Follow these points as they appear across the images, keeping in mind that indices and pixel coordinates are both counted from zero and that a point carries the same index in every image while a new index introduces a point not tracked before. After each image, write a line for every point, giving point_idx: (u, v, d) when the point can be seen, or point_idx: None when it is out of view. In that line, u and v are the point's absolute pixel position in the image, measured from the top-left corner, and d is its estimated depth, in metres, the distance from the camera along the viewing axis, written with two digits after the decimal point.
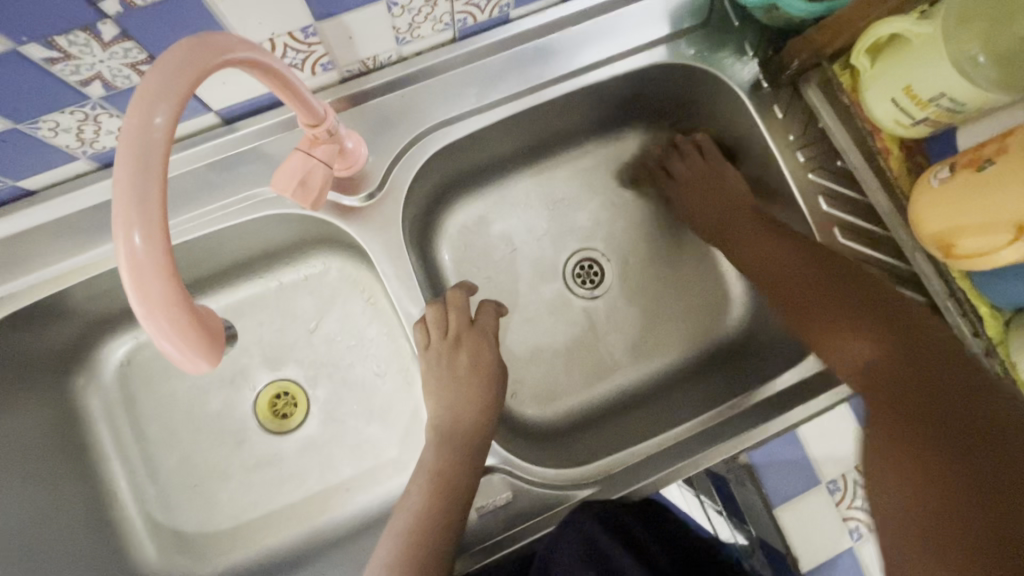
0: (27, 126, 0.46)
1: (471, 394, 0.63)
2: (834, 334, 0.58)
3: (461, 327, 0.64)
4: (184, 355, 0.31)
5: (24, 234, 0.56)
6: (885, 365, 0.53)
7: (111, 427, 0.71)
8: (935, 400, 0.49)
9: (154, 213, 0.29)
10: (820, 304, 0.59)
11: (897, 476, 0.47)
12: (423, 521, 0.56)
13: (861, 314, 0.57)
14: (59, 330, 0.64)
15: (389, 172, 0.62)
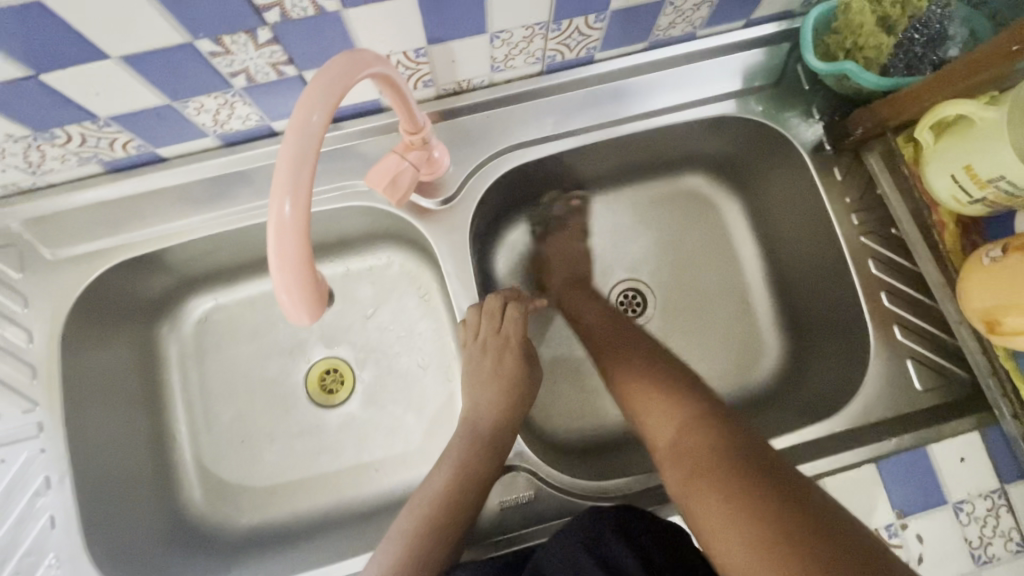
0: (179, 104, 0.54)
1: (499, 397, 0.67)
2: (642, 402, 0.58)
3: (500, 336, 0.68)
4: (297, 304, 0.38)
5: (148, 195, 0.65)
6: (680, 419, 0.54)
7: (181, 375, 0.78)
8: (719, 449, 0.49)
9: (301, 189, 0.36)
10: (646, 391, 0.59)
11: (716, 510, 0.44)
12: (446, 502, 0.60)
13: (667, 381, 0.58)
14: (157, 282, 0.73)
15: (464, 182, 0.68)
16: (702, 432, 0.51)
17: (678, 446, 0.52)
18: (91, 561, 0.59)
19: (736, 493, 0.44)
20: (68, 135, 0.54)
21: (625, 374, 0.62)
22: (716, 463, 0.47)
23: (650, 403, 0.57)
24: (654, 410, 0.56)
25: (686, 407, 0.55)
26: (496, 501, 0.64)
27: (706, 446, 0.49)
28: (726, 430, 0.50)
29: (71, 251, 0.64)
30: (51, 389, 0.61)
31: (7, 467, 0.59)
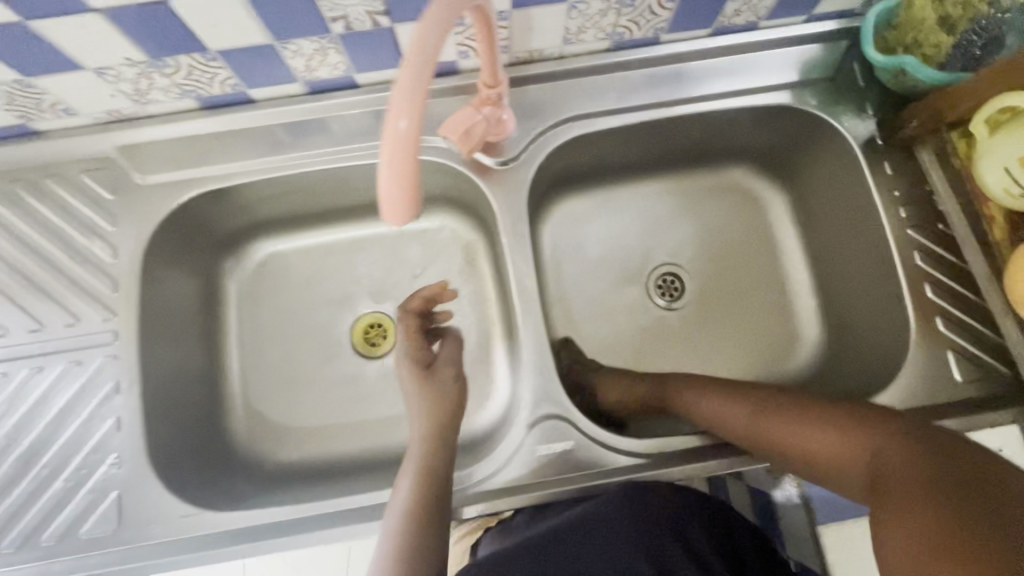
0: (280, 45, 0.59)
1: (424, 403, 0.66)
2: (774, 434, 0.59)
3: (413, 349, 0.70)
4: (395, 211, 0.42)
5: (235, 134, 0.70)
6: (830, 438, 0.56)
7: (238, 313, 0.82)
8: (887, 452, 0.51)
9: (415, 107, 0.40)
10: (755, 418, 0.61)
11: (918, 516, 0.46)
12: (412, 518, 0.58)
13: (780, 407, 0.60)
14: (227, 221, 0.77)
15: (526, 146, 0.72)
16: (863, 444, 0.53)
17: (850, 465, 0.54)
18: (149, 463, 0.62)
19: (927, 493, 0.46)
20: (177, 64, 0.59)
21: (727, 415, 0.63)
22: (894, 470, 0.50)
23: (787, 436, 0.58)
24: (796, 439, 0.58)
25: (818, 422, 0.57)
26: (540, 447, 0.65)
27: (878, 460, 0.51)
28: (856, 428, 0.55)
29: (159, 179, 0.69)
30: (130, 302, 0.65)
31: (82, 370, 0.63)
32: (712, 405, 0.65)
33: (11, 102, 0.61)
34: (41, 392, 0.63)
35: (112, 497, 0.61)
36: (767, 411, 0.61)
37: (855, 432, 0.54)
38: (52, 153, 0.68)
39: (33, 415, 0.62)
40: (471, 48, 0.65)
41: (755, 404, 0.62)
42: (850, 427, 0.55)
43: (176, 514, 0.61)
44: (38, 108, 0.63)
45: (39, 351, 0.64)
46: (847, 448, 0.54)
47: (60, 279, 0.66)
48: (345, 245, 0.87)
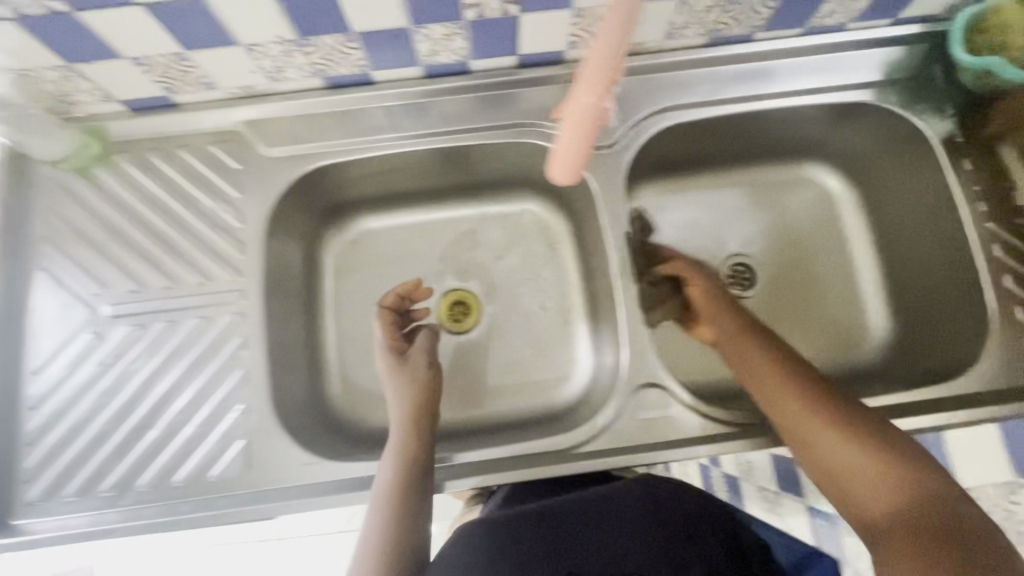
0: (415, 29, 0.64)
1: (398, 389, 0.71)
2: (811, 434, 0.56)
3: (387, 339, 0.76)
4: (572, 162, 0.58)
5: (352, 113, 0.75)
6: (865, 461, 0.54)
7: (334, 284, 0.87)
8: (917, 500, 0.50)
9: (598, 90, 0.49)
10: (803, 410, 0.57)
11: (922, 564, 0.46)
12: (393, 497, 0.61)
13: (834, 413, 0.57)
14: (332, 195, 0.82)
15: (623, 133, 0.76)
16: (893, 484, 0.52)
17: (864, 491, 0.53)
18: (273, 415, 0.67)
19: (938, 549, 0.47)
20: (318, 44, 0.64)
21: (780, 399, 0.59)
22: (914, 519, 0.49)
23: (823, 442, 0.56)
24: (831, 448, 0.55)
25: (863, 445, 0.54)
26: (640, 414, 0.68)
27: (899, 502, 0.51)
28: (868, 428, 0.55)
29: (282, 152, 0.75)
30: (256, 264, 0.71)
31: (211, 326, 0.68)
32: (765, 382, 0.60)
33: (162, 74, 0.66)
34: (174, 344, 0.68)
35: (237, 445, 0.66)
36: (819, 412, 0.57)
37: (869, 435, 0.55)
38: (185, 124, 0.73)
39: (167, 365, 0.67)
40: (581, 38, 0.69)
41: (811, 398, 0.58)
42: (890, 463, 0.53)
43: (299, 462, 0.66)
44: (184, 81, 0.68)
45: (173, 307, 0.69)
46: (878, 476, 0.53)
47: (193, 242, 0.71)
48: (432, 226, 0.92)
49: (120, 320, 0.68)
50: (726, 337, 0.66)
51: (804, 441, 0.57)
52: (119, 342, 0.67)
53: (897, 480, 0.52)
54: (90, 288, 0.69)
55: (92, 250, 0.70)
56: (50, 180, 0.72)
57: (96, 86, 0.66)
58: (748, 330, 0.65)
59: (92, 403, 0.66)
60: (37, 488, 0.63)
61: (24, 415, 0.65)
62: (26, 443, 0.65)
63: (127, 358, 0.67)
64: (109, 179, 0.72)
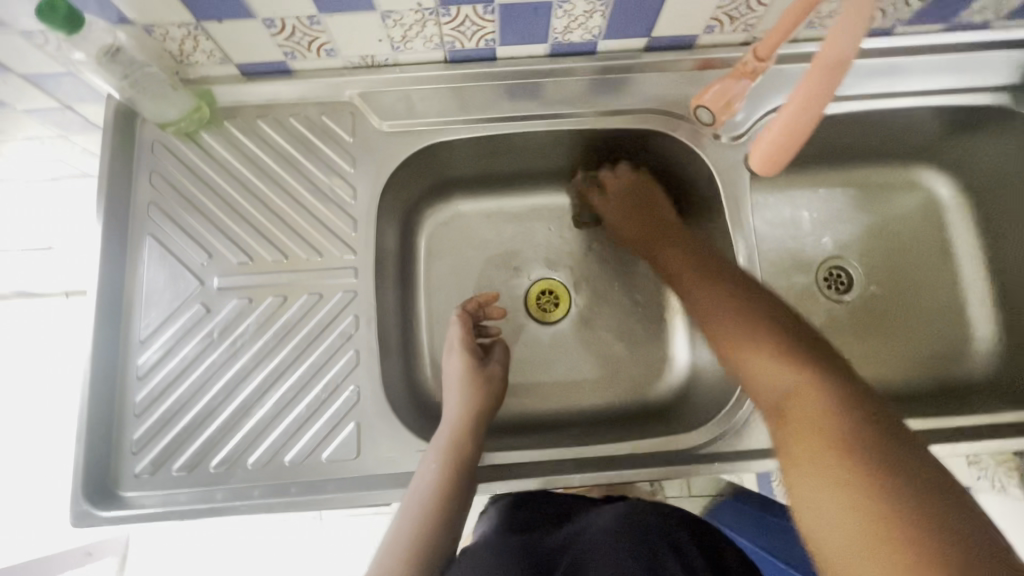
0: (558, 4, 0.61)
1: (465, 394, 0.68)
2: (758, 371, 0.53)
3: (466, 345, 0.72)
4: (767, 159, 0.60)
5: (469, 89, 0.72)
6: (799, 392, 0.49)
7: (426, 266, 0.85)
8: (849, 431, 0.44)
9: (798, 104, 0.53)
10: (761, 347, 0.53)
11: (827, 495, 0.41)
12: (433, 501, 0.58)
13: (788, 351, 0.52)
14: (434, 174, 0.80)
15: (753, 124, 0.72)
16: (825, 416, 0.46)
17: (784, 422, 0.49)
18: (383, 399, 0.65)
19: (849, 479, 0.41)
20: (455, 15, 0.61)
21: (738, 338, 0.56)
22: (832, 445, 0.44)
23: (766, 377, 0.52)
24: (768, 381, 0.51)
25: (803, 378, 0.49)
26: (762, 420, 0.65)
27: (825, 432, 0.45)
28: (852, 412, 0.45)
29: (394, 126, 0.72)
30: (368, 242, 0.69)
31: (323, 302, 0.66)
32: (728, 325, 0.57)
33: (289, 38, 0.63)
34: (285, 320, 0.66)
35: (348, 429, 0.63)
36: (775, 350, 0.52)
37: (817, 373, 0.49)
38: (297, 92, 0.71)
39: (277, 341, 0.65)
40: (721, 22, 0.66)
41: (777, 338, 0.53)
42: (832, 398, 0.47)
43: (410, 449, 0.63)
44: (306, 47, 0.65)
45: (285, 281, 0.67)
46: (806, 404, 0.48)
47: (303, 215, 0.69)
48: (523, 212, 0.89)
49: (229, 292, 0.66)
50: (696, 273, 0.64)
51: (749, 378, 0.53)
52: (229, 315, 0.66)
53: (834, 412, 0.46)
54: (198, 259, 0.67)
55: (202, 219, 0.68)
56: (159, 145, 0.70)
57: (217, 47, 0.63)
58: (729, 278, 0.62)
59: (199, 377, 0.64)
60: (144, 461, 0.62)
61: (132, 385, 0.64)
62: (134, 414, 0.63)
63: (236, 332, 0.65)
64: (217, 145, 0.70)
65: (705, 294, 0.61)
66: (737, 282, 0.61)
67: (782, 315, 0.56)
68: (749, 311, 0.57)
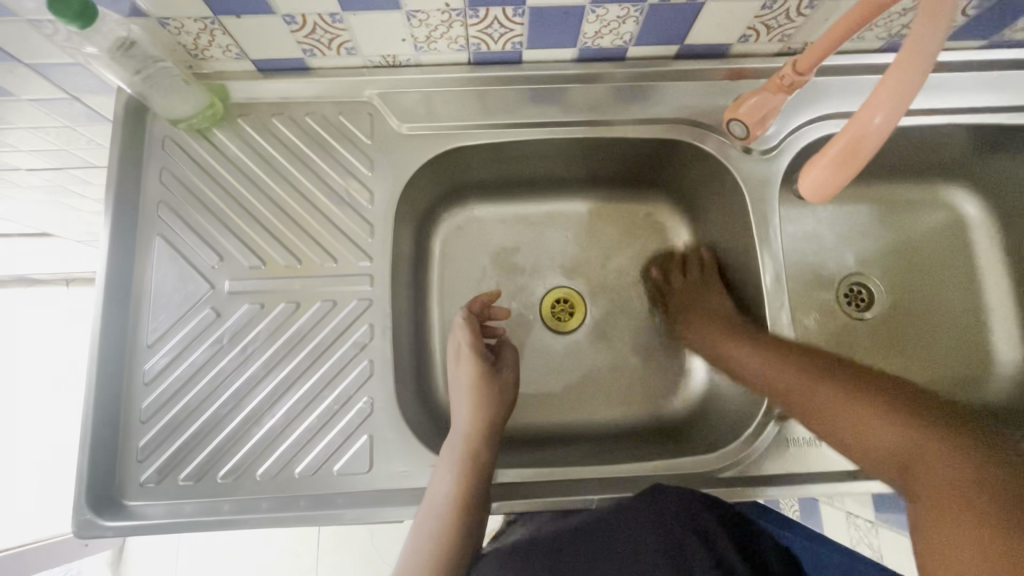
0: (592, 8, 0.58)
1: (477, 403, 0.66)
2: (861, 429, 0.54)
3: (476, 352, 0.69)
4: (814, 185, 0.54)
5: (492, 92, 0.70)
6: (908, 446, 0.50)
7: (439, 271, 0.83)
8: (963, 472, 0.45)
9: (856, 130, 0.49)
10: (845, 404, 0.56)
11: (956, 539, 0.41)
12: (450, 514, 0.57)
13: (875, 403, 0.54)
14: (451, 177, 0.78)
15: (783, 138, 0.70)
16: (943, 464, 0.46)
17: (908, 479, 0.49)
18: (396, 411, 0.63)
19: (976, 521, 0.41)
20: (484, 16, 0.59)
21: (824, 402, 0.58)
22: (958, 493, 0.44)
23: (867, 435, 0.54)
24: (872, 439, 0.53)
25: (904, 430, 0.51)
26: (783, 445, 0.64)
27: (943, 478, 0.45)
28: (932, 437, 0.49)
29: (414, 128, 0.70)
30: (385, 248, 0.67)
31: (337, 309, 0.65)
32: (806, 387, 0.60)
33: (309, 36, 0.61)
34: (298, 327, 0.64)
35: (360, 441, 0.61)
36: (868, 408, 0.54)
37: (918, 423, 0.51)
38: (315, 90, 0.68)
39: (289, 349, 0.63)
40: (757, 32, 0.64)
41: (861, 394, 0.56)
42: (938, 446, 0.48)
43: (423, 464, 0.61)
44: (327, 45, 0.63)
45: (298, 286, 0.65)
46: (919, 457, 0.49)
47: (317, 218, 0.67)
48: (539, 218, 0.87)
49: (240, 297, 0.64)
50: (769, 339, 0.66)
51: (854, 438, 0.55)
52: (240, 321, 0.64)
53: (947, 459, 0.46)
54: (209, 261, 0.65)
55: (213, 219, 0.66)
56: (170, 140, 0.67)
57: (235, 42, 0.61)
58: (789, 339, 0.65)
59: (208, 384, 0.62)
60: (149, 469, 0.60)
61: (138, 391, 0.62)
62: (140, 421, 0.61)
63: (247, 338, 0.63)
64: (229, 143, 0.68)
65: (774, 357, 0.64)
66: (805, 346, 0.64)
67: (867, 372, 0.58)
68: (823, 372, 0.60)
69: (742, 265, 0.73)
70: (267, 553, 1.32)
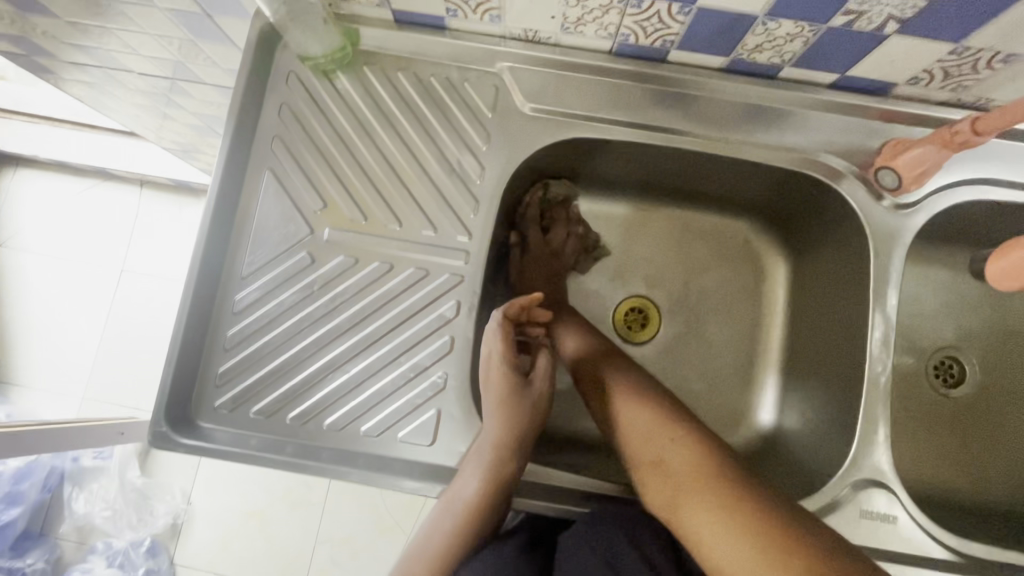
0: (764, 20, 0.54)
1: (507, 422, 0.59)
2: (629, 419, 0.61)
3: (508, 362, 0.60)
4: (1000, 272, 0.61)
5: (626, 87, 0.66)
6: (672, 444, 0.57)
7: (522, 255, 0.81)
8: (720, 475, 0.53)
9: None
10: (621, 395, 0.63)
11: (722, 531, 0.49)
12: (470, 514, 0.57)
13: (643, 395, 0.62)
14: (559, 165, 0.75)
15: (925, 196, 0.65)
16: (696, 455, 0.55)
17: (665, 468, 0.56)
18: (467, 393, 0.62)
19: (730, 511, 0.50)
20: (646, 8, 0.55)
21: (615, 401, 0.63)
22: (719, 485, 0.52)
23: (630, 421, 0.61)
24: (632, 426, 0.60)
25: (661, 419, 0.59)
26: (855, 513, 0.61)
27: (700, 464, 0.54)
28: (679, 429, 0.58)
29: (536, 109, 0.67)
30: (485, 228, 0.65)
31: (428, 280, 0.64)
32: (596, 375, 0.66)
33: None
34: (387, 289, 0.64)
35: (428, 414, 0.61)
36: (643, 404, 0.61)
37: (678, 417, 0.59)
38: (446, 51, 0.66)
39: (374, 309, 0.63)
40: (932, 77, 0.59)
41: (630, 384, 0.64)
42: (693, 446, 0.56)
43: None
44: (473, 8, 0.60)
45: (393, 248, 0.65)
46: (669, 451, 0.57)
47: (424, 183, 0.66)
48: (632, 221, 0.83)
49: (338, 247, 0.64)
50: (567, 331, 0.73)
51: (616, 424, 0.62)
52: (333, 271, 0.64)
53: (703, 458, 0.55)
54: (312, 206, 0.65)
55: (323, 164, 0.66)
56: (295, 76, 0.67)
57: None
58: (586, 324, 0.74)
59: (291, 326, 0.63)
60: (225, 395, 0.62)
61: (226, 318, 0.63)
62: (223, 348, 0.62)
63: (337, 290, 0.64)
64: (352, 89, 0.67)
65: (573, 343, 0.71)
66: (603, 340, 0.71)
67: (629, 366, 0.66)
68: (608, 362, 0.67)
69: (842, 318, 0.69)
70: (284, 481, 1.37)
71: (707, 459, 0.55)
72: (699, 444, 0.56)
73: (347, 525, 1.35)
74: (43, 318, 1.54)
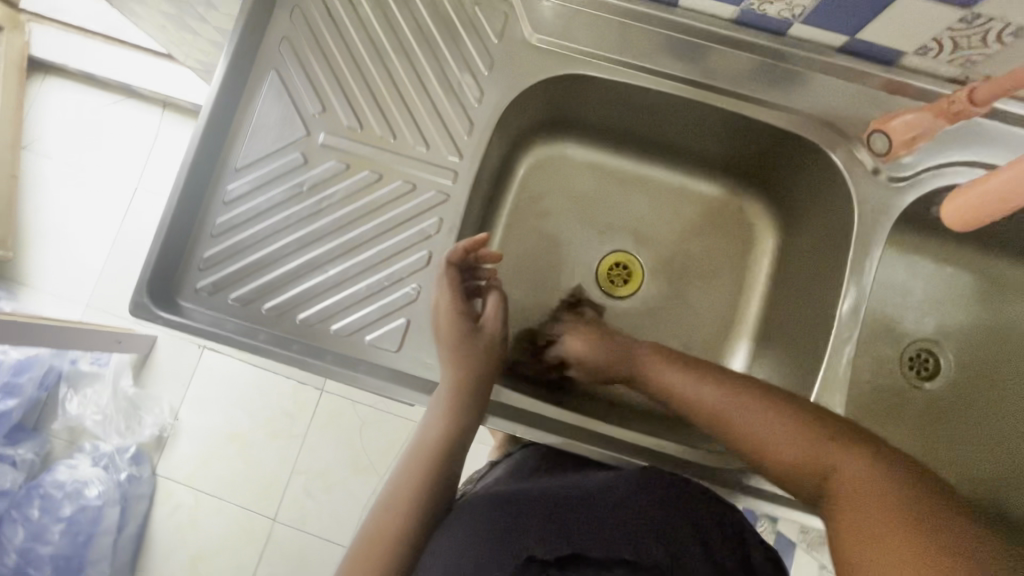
0: None
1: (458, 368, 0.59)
2: (757, 430, 0.54)
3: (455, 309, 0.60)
4: (952, 214, 0.57)
5: (634, 29, 0.66)
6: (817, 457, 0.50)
7: (515, 195, 0.82)
8: (883, 490, 0.45)
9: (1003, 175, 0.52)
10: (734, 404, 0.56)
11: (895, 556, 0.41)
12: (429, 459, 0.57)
13: (764, 401, 0.55)
14: (561, 106, 0.76)
15: (919, 173, 0.64)
16: (851, 468, 0.48)
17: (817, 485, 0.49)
18: None
19: (901, 530, 0.42)
20: None
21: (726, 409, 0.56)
22: (886, 501, 0.44)
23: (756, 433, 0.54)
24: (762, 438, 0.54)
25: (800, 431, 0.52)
26: None
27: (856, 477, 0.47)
28: (819, 441, 0.51)
29: (543, 40, 0.67)
30: (477, 151, 0.66)
31: (414, 194, 0.65)
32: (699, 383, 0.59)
33: None
34: (373, 198, 0.65)
35: (398, 322, 0.63)
36: (763, 411, 0.55)
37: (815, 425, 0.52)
38: None
39: (359, 216, 0.65)
40: (941, 47, 0.58)
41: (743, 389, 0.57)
42: (843, 456, 0.49)
43: None
44: None
45: (385, 159, 0.66)
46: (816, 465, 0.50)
47: (423, 100, 0.67)
48: (630, 176, 0.84)
49: (331, 152, 0.66)
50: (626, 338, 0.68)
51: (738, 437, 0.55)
52: (324, 174, 0.65)
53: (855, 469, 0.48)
54: (312, 109, 0.66)
55: (327, 70, 0.67)
56: None
57: None
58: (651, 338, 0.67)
59: (278, 222, 0.65)
60: (206, 279, 0.64)
61: (216, 207, 0.65)
62: (210, 234, 0.65)
63: (325, 193, 0.65)
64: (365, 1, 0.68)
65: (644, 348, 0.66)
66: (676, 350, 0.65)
67: (739, 374, 0.59)
68: (702, 371, 0.60)
69: (821, 290, 0.69)
70: (268, 408, 1.42)
71: (860, 469, 0.48)
72: (851, 455, 0.49)
73: (323, 458, 1.39)
74: (56, 224, 1.58)
